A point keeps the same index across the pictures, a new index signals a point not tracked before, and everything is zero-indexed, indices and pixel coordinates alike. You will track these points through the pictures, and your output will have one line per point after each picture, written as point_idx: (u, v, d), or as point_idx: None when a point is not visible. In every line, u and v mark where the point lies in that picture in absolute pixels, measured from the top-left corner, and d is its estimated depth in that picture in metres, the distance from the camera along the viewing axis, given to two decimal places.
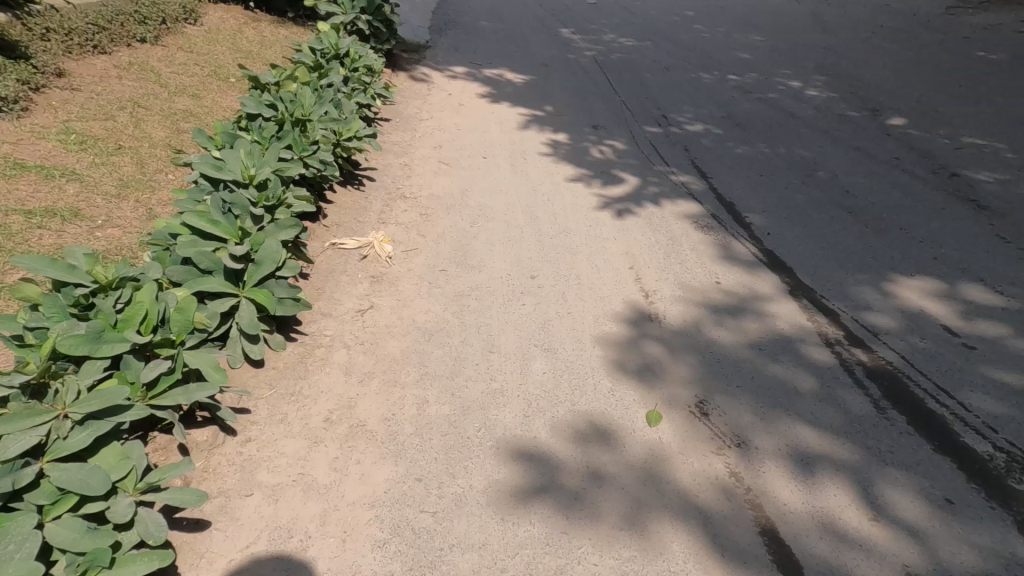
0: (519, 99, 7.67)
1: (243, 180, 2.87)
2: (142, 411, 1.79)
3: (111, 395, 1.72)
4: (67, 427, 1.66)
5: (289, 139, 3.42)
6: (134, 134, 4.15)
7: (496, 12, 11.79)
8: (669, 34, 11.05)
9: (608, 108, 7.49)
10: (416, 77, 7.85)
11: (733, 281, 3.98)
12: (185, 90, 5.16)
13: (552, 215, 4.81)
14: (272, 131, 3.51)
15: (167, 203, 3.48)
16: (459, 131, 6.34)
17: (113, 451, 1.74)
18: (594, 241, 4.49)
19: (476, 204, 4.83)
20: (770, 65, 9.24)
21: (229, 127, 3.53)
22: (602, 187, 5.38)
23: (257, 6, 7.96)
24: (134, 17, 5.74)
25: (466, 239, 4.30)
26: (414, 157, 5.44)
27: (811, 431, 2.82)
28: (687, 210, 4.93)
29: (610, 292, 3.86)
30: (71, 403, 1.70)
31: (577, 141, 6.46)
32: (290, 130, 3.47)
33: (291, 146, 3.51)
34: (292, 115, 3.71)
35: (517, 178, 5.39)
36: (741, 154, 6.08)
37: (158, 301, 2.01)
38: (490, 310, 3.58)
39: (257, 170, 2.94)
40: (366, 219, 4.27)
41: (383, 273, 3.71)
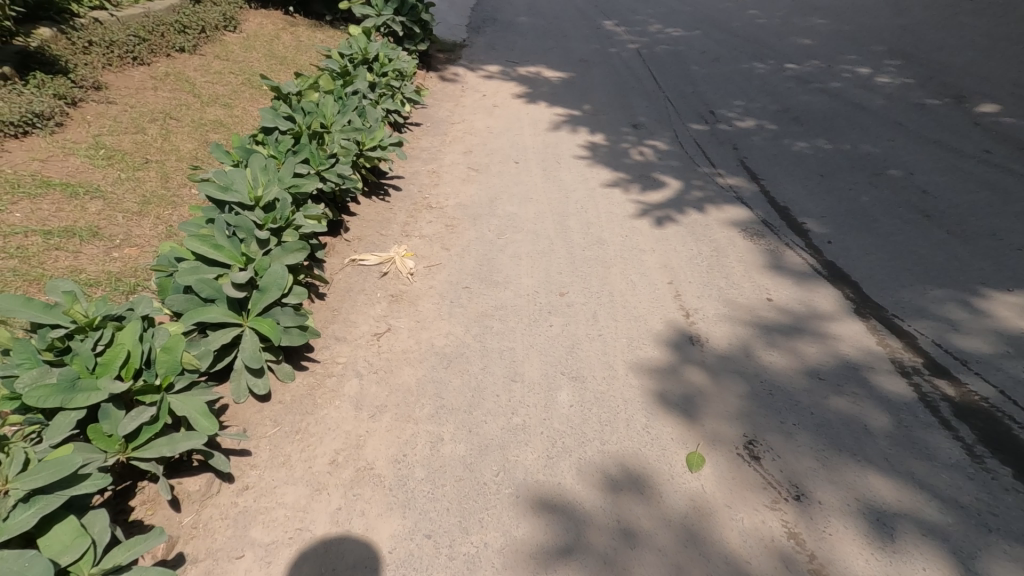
0: (555, 98, 7.35)
1: (249, 201, 2.77)
2: (100, 479, 1.59)
3: (63, 463, 1.52)
4: (8, 505, 1.44)
5: (306, 153, 3.30)
6: (162, 146, 4.13)
7: (536, 7, 11.43)
8: (719, 22, 10.40)
9: (649, 105, 7.05)
10: (451, 78, 7.67)
11: (788, 295, 3.42)
12: (217, 100, 5.13)
13: (585, 225, 4.50)
14: (288, 144, 3.39)
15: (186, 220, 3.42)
16: (490, 135, 6.11)
17: (68, 528, 1.54)
18: (630, 253, 4.14)
19: (504, 213, 4.63)
20: (832, 52, 8.50)
21: (246, 141, 3.44)
22: (640, 192, 5.01)
23: (296, 11, 7.93)
24: (174, 26, 5.71)
25: (492, 252, 4.10)
26: (442, 164, 5.28)
27: (889, 482, 2.37)
28: (736, 216, 4.49)
29: (647, 310, 3.49)
30: (15, 477, 1.50)
31: (614, 142, 6.09)
32: (306, 143, 3.35)
33: (307, 160, 3.39)
34: (311, 128, 3.60)
35: (549, 185, 5.12)
36: (796, 151, 5.53)
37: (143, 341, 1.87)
38: (515, 332, 3.33)
39: (264, 190, 2.84)
40: (388, 233, 4.17)
41: (403, 291, 3.60)
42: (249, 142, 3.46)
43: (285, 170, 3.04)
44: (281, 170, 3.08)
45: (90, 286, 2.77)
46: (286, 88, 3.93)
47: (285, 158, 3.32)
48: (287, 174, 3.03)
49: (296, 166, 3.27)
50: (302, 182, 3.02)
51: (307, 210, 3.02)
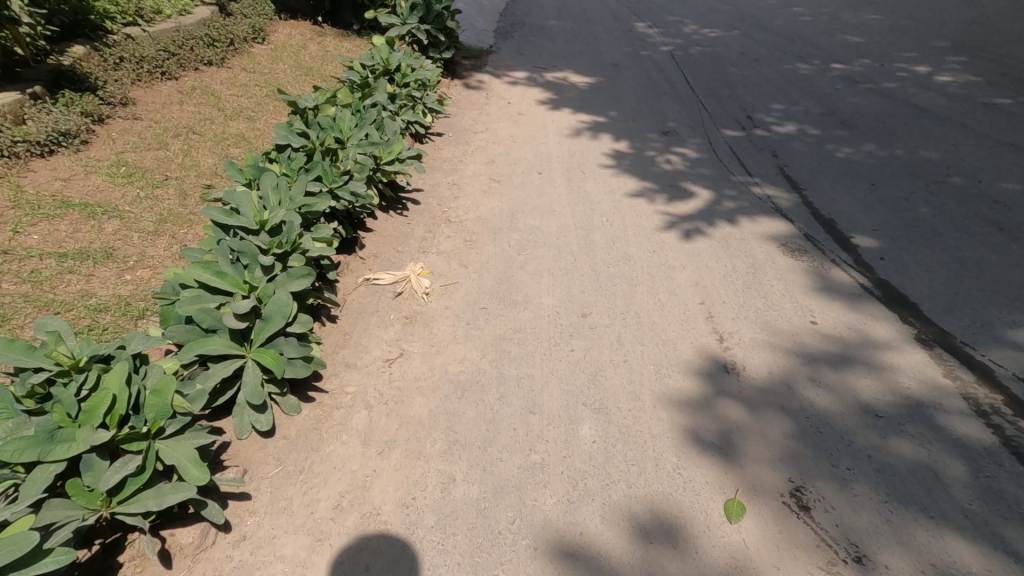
0: (583, 103, 7.13)
1: (255, 225, 2.69)
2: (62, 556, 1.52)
3: (22, 540, 1.46)
4: None
5: (318, 172, 3.21)
6: (182, 162, 4.12)
7: (566, 9, 11.21)
8: (756, 21, 9.97)
9: (682, 110, 6.76)
10: (476, 86, 7.54)
11: (834, 319, 3.12)
12: (241, 113, 5.12)
13: (610, 239, 4.29)
14: (300, 161, 3.31)
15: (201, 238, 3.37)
16: (514, 144, 5.94)
17: None
18: (659, 270, 3.89)
19: (526, 227, 4.46)
20: (880, 52, 8.02)
21: (258, 158, 3.37)
22: (668, 203, 4.76)
23: (324, 20, 7.93)
24: (203, 40, 5.72)
25: (512, 269, 3.94)
26: (463, 175, 5.15)
27: (968, 546, 2.05)
28: (775, 229, 4.19)
29: (675, 334, 3.23)
30: None
31: (642, 149, 5.83)
32: (318, 161, 3.26)
33: (320, 178, 3.29)
34: (325, 144, 3.51)
35: (574, 197, 4.92)
36: (841, 158, 5.17)
37: (130, 386, 1.87)
38: (535, 357, 3.13)
39: (271, 213, 2.77)
40: (404, 250, 4.05)
41: (418, 312, 3.47)
42: (261, 161, 3.39)
43: (295, 191, 2.95)
44: (292, 190, 3.00)
45: (100, 311, 2.74)
46: (303, 103, 3.85)
47: (297, 177, 3.24)
48: (297, 195, 2.94)
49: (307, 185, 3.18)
50: (310, 203, 2.91)
51: (316, 232, 2.94)
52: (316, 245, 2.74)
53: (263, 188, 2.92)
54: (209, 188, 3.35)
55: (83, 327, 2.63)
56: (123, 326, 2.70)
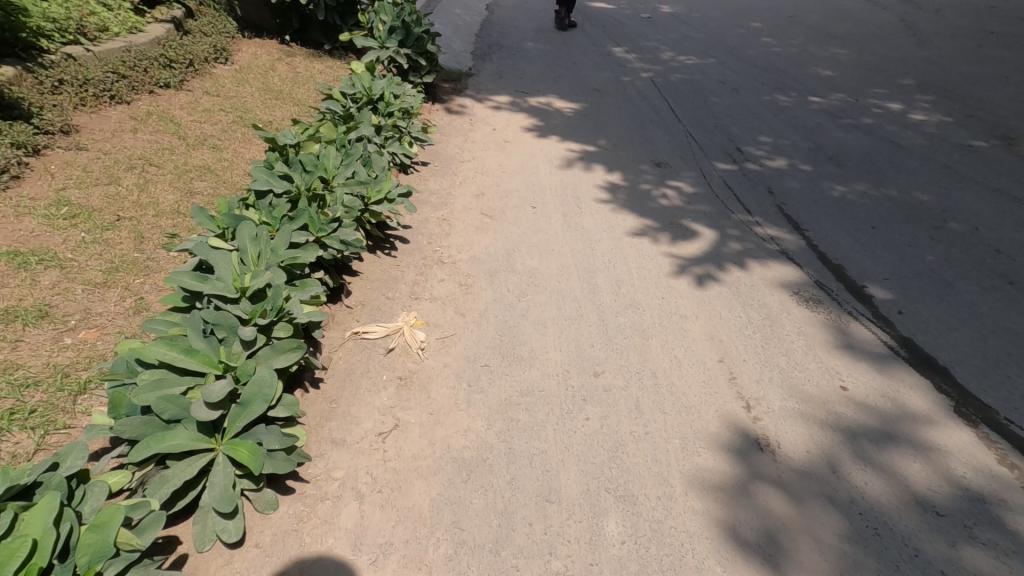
0: (570, 131, 6.93)
1: (235, 292, 2.25)
2: None
3: None
4: None
5: (304, 219, 2.90)
6: (139, 200, 3.67)
7: (543, 32, 11.10)
8: (734, 50, 10.07)
9: (671, 140, 6.63)
10: (458, 110, 7.25)
11: (865, 384, 3.01)
12: (204, 141, 4.68)
13: (615, 283, 4.14)
14: (284, 209, 2.98)
15: (161, 290, 2.92)
16: (502, 174, 5.68)
17: None
18: (671, 321, 3.74)
19: (523, 268, 4.23)
20: (857, 85, 8.17)
21: (235, 205, 3.05)
22: (671, 243, 4.66)
23: (292, 40, 7.53)
24: (158, 60, 5.33)
25: (514, 318, 3.69)
26: (454, 210, 4.91)
27: None
28: (783, 276, 4.09)
29: (698, 398, 3.05)
30: None
31: (636, 182, 5.65)
32: (304, 208, 2.95)
33: (307, 227, 2.99)
34: (310, 187, 3.19)
35: (571, 235, 4.71)
36: (836, 197, 5.11)
37: (60, 524, 1.53)
38: (546, 427, 2.82)
39: (252, 280, 2.33)
40: (395, 296, 3.71)
41: (413, 372, 3.08)
42: (236, 207, 3.02)
43: (278, 241, 2.70)
44: (273, 240, 2.75)
45: (27, 388, 2.25)
46: (284, 140, 3.52)
47: (279, 225, 2.91)
48: (280, 246, 2.69)
49: (291, 235, 2.89)
50: (293, 255, 2.64)
51: (303, 289, 2.57)
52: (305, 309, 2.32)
53: (241, 238, 2.65)
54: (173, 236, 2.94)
55: (4, 411, 2.15)
56: (58, 406, 2.22)
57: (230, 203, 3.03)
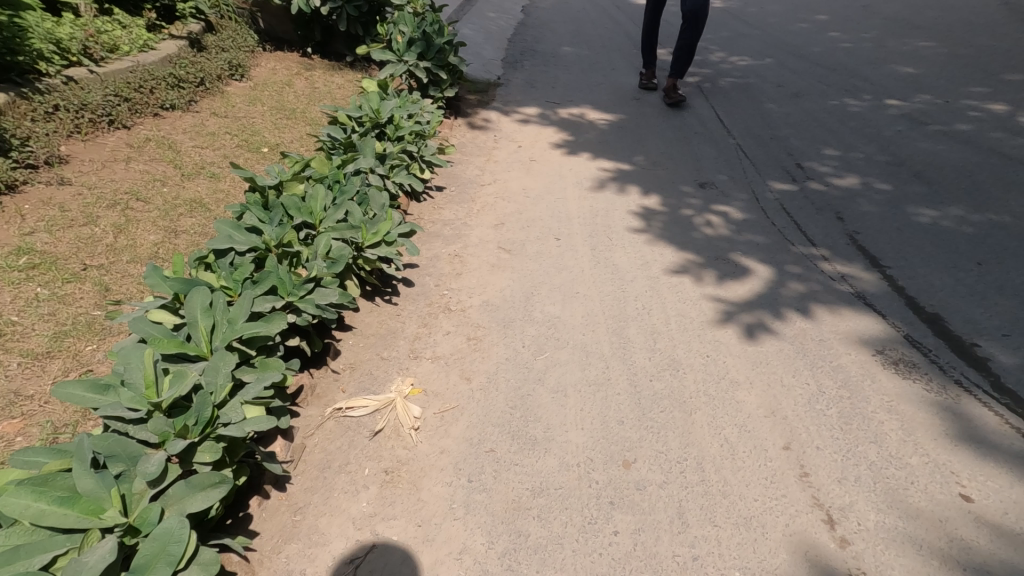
0: (603, 146, 6.32)
1: (145, 406, 1.94)
2: None
3: None
4: None
5: (270, 283, 2.59)
6: (115, 244, 3.35)
7: (581, 34, 10.46)
8: (793, 47, 9.17)
9: (718, 156, 5.93)
10: (482, 126, 6.75)
11: (996, 495, 2.38)
12: (202, 170, 4.34)
13: (649, 334, 3.58)
14: (247, 270, 2.64)
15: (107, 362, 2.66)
16: (527, 200, 5.17)
17: None
18: (719, 388, 3.03)
19: (543, 316, 3.79)
20: (946, 85, 7.26)
21: (194, 264, 2.74)
22: (717, 283, 4.06)
23: (314, 52, 7.19)
24: (166, 80, 5.03)
25: (528, 385, 3.17)
26: (468, 244, 4.51)
27: None
28: (864, 331, 3.39)
29: (759, 504, 2.39)
30: None
31: (676, 210, 5.05)
32: (271, 268, 2.62)
33: (275, 289, 2.65)
34: (284, 240, 2.86)
35: (602, 276, 4.21)
36: (925, 225, 4.49)
37: None
38: (563, 547, 2.29)
39: (168, 384, 2.03)
40: (391, 356, 3.31)
41: (401, 463, 2.68)
42: (196, 267, 2.73)
43: (236, 311, 2.43)
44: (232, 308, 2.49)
45: None
46: (264, 182, 3.22)
47: (241, 291, 2.59)
48: (238, 317, 2.41)
49: (255, 302, 2.56)
50: (249, 330, 2.37)
51: (258, 378, 2.31)
52: (242, 412, 2.08)
53: (190, 309, 2.37)
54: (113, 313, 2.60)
55: None
56: None
57: (188, 262, 2.73)
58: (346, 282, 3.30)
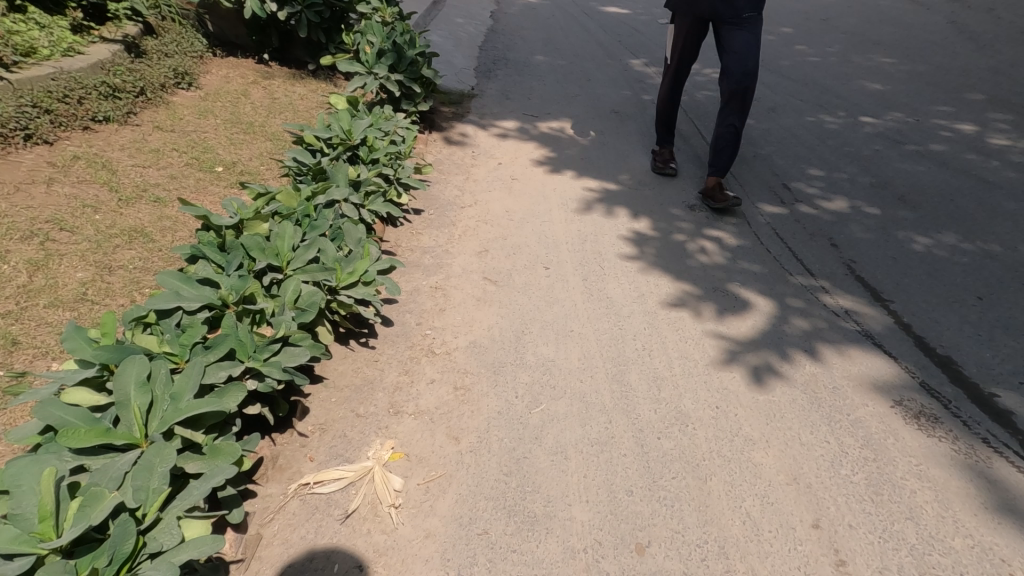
0: (586, 163, 6.04)
1: (40, 548, 1.56)
2: None
3: None
4: None
5: (228, 345, 2.10)
6: (31, 285, 2.84)
7: (553, 43, 10.21)
8: (766, 60, 9.14)
9: (705, 175, 5.73)
10: (459, 141, 6.38)
11: None
12: (144, 193, 3.86)
13: (651, 381, 3.34)
14: (199, 331, 2.15)
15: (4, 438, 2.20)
16: (510, 223, 4.84)
17: None
18: (733, 448, 2.86)
19: (536, 359, 3.46)
20: (915, 103, 7.31)
21: (132, 322, 2.23)
22: (718, 318, 3.84)
23: (272, 58, 6.70)
24: (98, 89, 4.53)
25: (522, 446, 2.81)
26: (450, 274, 4.13)
27: None
28: (884, 376, 3.22)
29: None
30: None
31: (668, 235, 4.80)
32: (229, 328, 2.14)
33: (234, 353, 2.16)
34: (245, 292, 2.41)
35: (594, 310, 3.91)
36: (920, 253, 4.37)
37: None
38: None
39: (65, 516, 1.62)
40: (368, 414, 2.85)
41: (379, 553, 2.28)
42: (132, 327, 2.21)
43: (182, 384, 1.91)
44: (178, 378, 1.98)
45: None
46: (222, 222, 2.80)
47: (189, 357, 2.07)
48: (184, 392, 1.90)
49: (208, 371, 2.05)
50: (196, 409, 1.85)
51: (206, 476, 1.82)
52: (177, 535, 1.71)
53: (120, 384, 1.86)
54: (16, 385, 2.07)
55: None
56: None
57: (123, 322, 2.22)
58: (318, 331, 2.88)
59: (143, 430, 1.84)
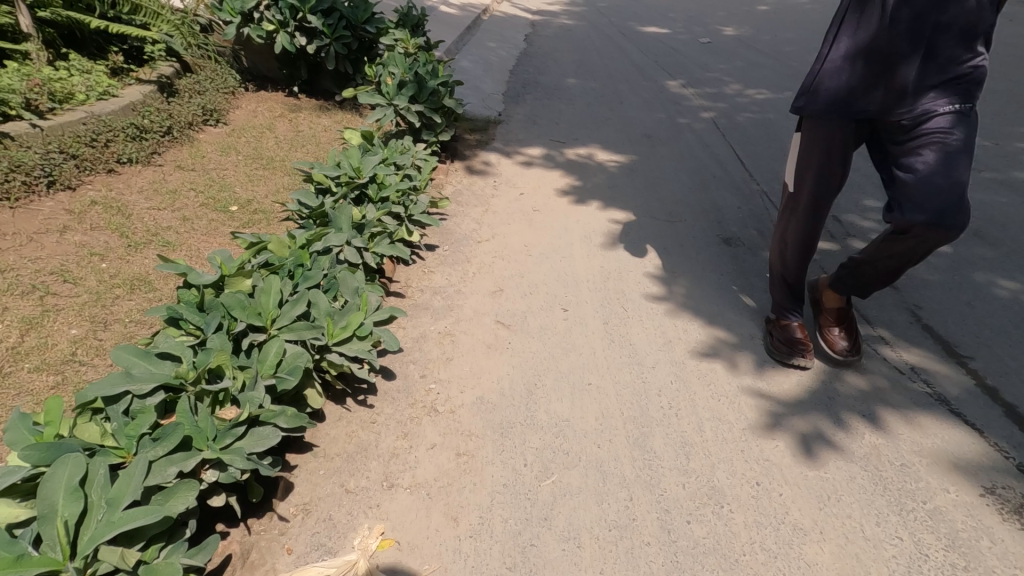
0: (614, 192, 5.72)
1: None
2: None
3: None
4: None
5: (180, 435, 2.01)
6: (20, 347, 2.83)
7: (586, 65, 9.99)
8: None
9: (742, 206, 5.33)
10: (481, 169, 6.19)
11: None
12: (154, 238, 3.84)
13: (680, 449, 2.93)
14: (149, 418, 2.05)
15: None
16: (529, 259, 4.56)
17: None
18: (780, 541, 2.47)
19: (549, 418, 3.13)
20: (987, 125, 6.70)
21: (83, 409, 2.16)
22: (757, 371, 3.41)
23: (301, 91, 6.69)
24: (126, 131, 4.56)
25: (529, 532, 2.54)
26: (462, 317, 3.88)
27: None
28: (974, 457, 2.77)
29: None
30: None
31: (701, 272, 4.41)
32: (182, 417, 2.08)
33: (190, 441, 2.08)
34: (211, 366, 2.33)
35: (618, 360, 3.55)
36: (999, 301, 3.87)
37: None
38: None
39: None
40: (358, 490, 2.67)
41: None
42: (81, 416, 2.14)
43: (121, 488, 1.81)
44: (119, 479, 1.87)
45: None
46: (200, 280, 2.83)
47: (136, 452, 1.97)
48: (122, 498, 1.79)
49: (155, 469, 1.94)
50: (134, 518, 1.74)
51: None
52: None
53: (47, 493, 1.75)
54: None
55: None
56: None
57: (72, 410, 2.16)
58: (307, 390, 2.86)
59: (67, 551, 1.69)
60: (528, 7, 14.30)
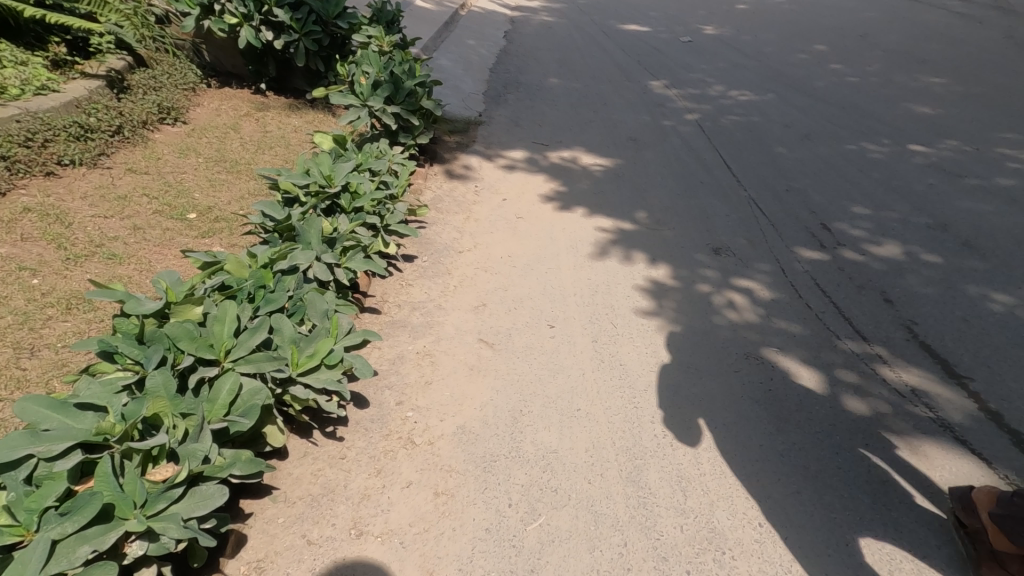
0: (599, 198, 5.51)
1: None
2: None
3: None
4: None
5: (97, 505, 1.81)
6: None
7: (567, 64, 9.76)
8: (796, 81, 8.59)
9: (731, 213, 5.18)
10: (462, 174, 5.91)
11: None
12: (98, 250, 3.51)
13: (671, 482, 2.74)
14: (59, 489, 1.85)
15: None
16: (512, 271, 4.31)
17: None
18: None
19: (533, 449, 2.89)
20: (969, 129, 6.72)
21: None
22: (753, 395, 3.22)
23: (269, 88, 6.30)
24: (68, 131, 4.17)
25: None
26: (442, 335, 3.61)
27: None
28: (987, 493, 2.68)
29: None
30: None
31: (691, 285, 4.23)
32: (102, 483, 1.86)
33: (112, 510, 1.89)
34: (145, 418, 2.13)
35: (605, 382, 3.33)
36: (994, 320, 3.84)
37: None
38: None
39: None
40: (326, 540, 2.44)
41: None
42: None
43: None
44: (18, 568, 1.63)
45: None
46: (139, 309, 2.54)
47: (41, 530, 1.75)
48: None
49: (66, 546, 1.75)
50: None
51: None
52: None
53: None
54: None
55: None
56: None
57: None
58: (266, 427, 2.61)
59: None
60: (506, 4, 13.99)
